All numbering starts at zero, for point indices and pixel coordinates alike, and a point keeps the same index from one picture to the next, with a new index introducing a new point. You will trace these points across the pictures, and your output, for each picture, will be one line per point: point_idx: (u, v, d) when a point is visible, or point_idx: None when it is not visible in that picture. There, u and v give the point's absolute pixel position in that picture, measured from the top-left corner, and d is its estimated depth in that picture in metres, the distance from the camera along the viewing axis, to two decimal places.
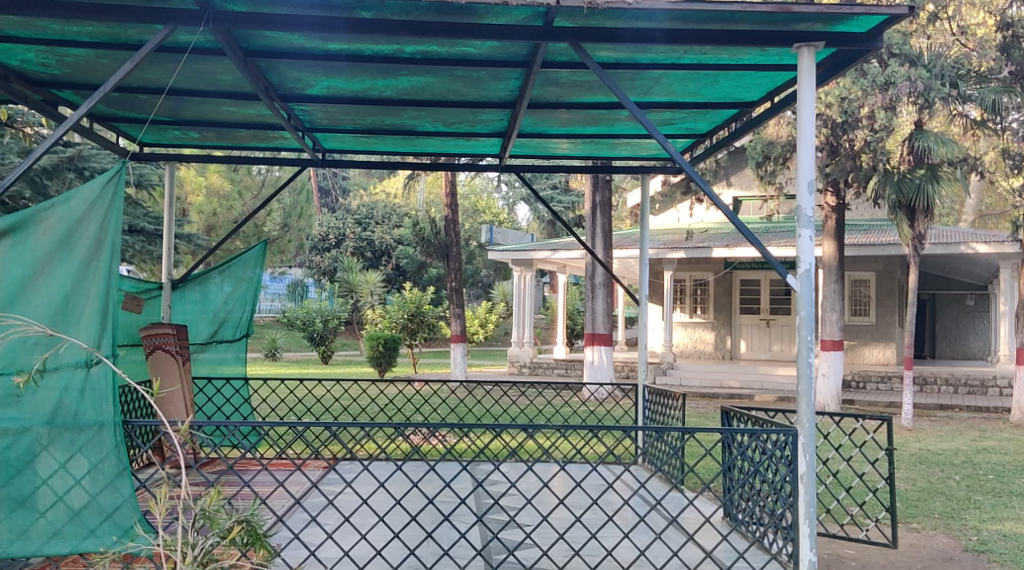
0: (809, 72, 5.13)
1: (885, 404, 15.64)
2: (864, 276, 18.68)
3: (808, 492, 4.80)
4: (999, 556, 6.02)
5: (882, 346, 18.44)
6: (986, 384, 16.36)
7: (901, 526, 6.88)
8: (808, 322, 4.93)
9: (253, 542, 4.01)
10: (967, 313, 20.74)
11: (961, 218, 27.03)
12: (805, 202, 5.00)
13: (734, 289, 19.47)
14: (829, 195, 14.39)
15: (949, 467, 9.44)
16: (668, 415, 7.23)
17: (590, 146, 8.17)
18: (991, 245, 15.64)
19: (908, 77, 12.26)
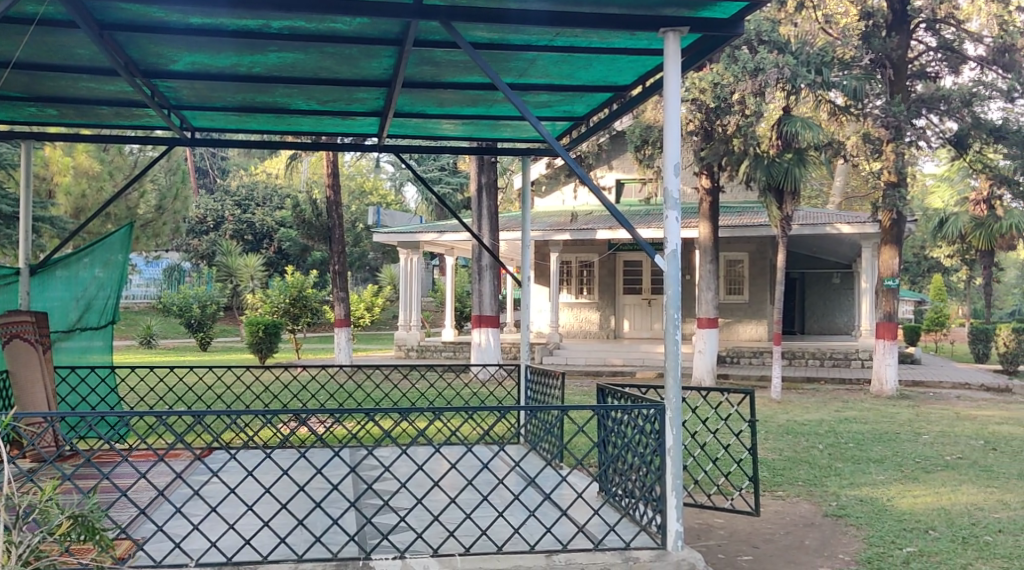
0: (674, 57, 5.22)
1: (757, 378, 16.29)
2: (738, 256, 19.38)
3: (674, 464, 4.97)
4: (856, 520, 6.36)
5: (755, 323, 19.18)
6: (849, 356, 17.28)
7: (767, 494, 7.18)
8: (675, 301, 5.08)
9: (90, 536, 3.87)
10: (833, 290, 21.81)
11: (829, 199, 28.39)
12: (672, 184, 5.11)
13: (617, 270, 19.86)
14: (704, 178, 14.76)
15: (813, 437, 9.91)
16: (549, 395, 7.29)
17: (471, 127, 8.13)
18: (854, 225, 16.48)
19: (777, 63, 12.59)
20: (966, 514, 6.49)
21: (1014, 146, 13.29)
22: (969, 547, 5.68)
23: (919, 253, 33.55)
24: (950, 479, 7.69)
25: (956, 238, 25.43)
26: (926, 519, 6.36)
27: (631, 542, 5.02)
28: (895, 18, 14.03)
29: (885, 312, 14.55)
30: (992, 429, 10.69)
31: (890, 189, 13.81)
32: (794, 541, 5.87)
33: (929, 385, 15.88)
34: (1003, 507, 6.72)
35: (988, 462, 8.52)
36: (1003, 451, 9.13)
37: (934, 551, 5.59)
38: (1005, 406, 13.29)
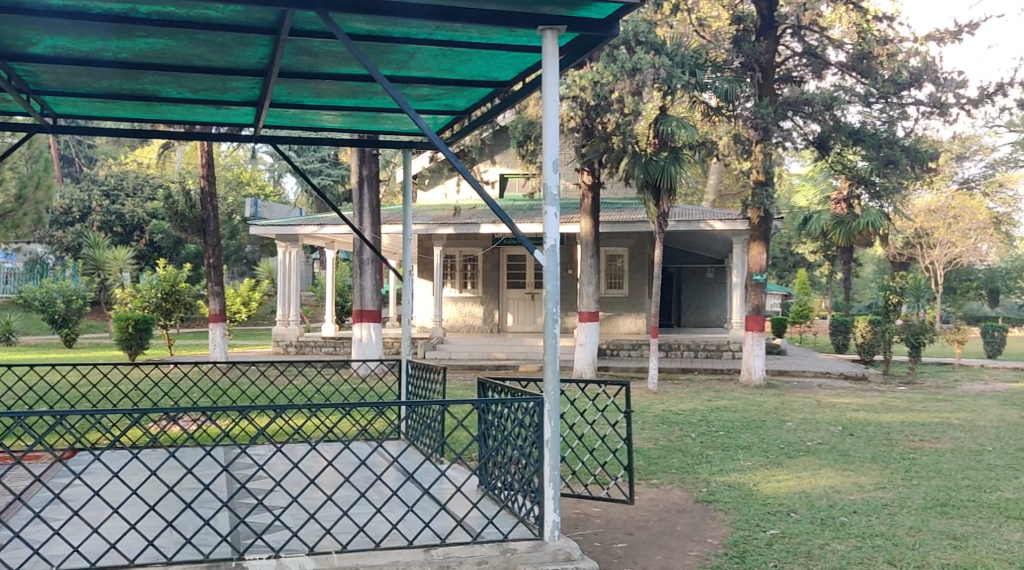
0: (552, 55, 5.31)
1: (636, 370, 16.72)
2: (618, 251, 19.82)
3: (552, 455, 5.04)
4: (724, 505, 6.63)
5: (634, 316, 19.67)
6: (721, 348, 17.95)
7: (642, 482, 7.40)
8: (553, 295, 5.16)
9: None
10: (707, 284, 22.55)
11: (704, 196, 29.40)
12: (549, 180, 5.19)
13: (501, 264, 19.99)
14: (585, 174, 15.03)
15: (687, 426, 10.26)
16: (430, 389, 7.27)
17: (351, 119, 8.02)
18: (726, 222, 17.10)
19: (653, 64, 12.85)
20: (825, 497, 6.86)
21: (871, 149, 14.09)
22: (826, 528, 6.00)
23: (786, 248, 35.09)
24: (811, 464, 8.12)
25: (819, 234, 26.77)
26: (787, 502, 6.69)
27: (509, 533, 5.09)
28: (764, 24, 14.60)
29: (754, 306, 15.17)
30: (850, 415, 11.32)
31: (758, 188, 14.37)
32: (666, 527, 6.08)
33: (794, 374, 16.69)
34: (857, 489, 7.13)
35: (845, 446, 9.02)
36: (859, 436, 9.68)
37: (795, 533, 5.89)
38: (862, 393, 14.09)
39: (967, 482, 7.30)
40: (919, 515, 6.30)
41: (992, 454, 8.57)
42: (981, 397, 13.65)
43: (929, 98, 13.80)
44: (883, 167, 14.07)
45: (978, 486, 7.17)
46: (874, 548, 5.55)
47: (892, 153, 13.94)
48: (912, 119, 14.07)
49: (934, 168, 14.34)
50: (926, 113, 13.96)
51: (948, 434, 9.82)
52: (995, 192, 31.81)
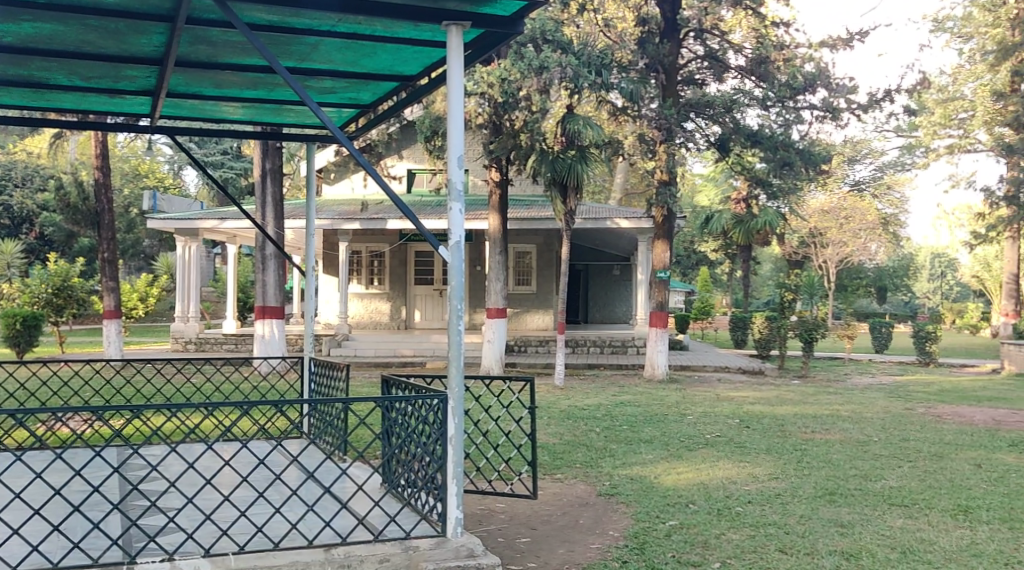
0: (457, 52, 5.28)
1: (543, 365, 16.83)
2: (526, 248, 19.94)
3: (456, 452, 5.05)
4: (626, 498, 6.75)
5: (541, 312, 19.81)
6: (626, 344, 18.30)
7: (546, 477, 7.47)
8: (457, 291, 5.15)
9: None
10: (613, 282, 22.91)
11: (611, 195, 29.85)
12: (454, 176, 5.18)
13: (408, 260, 19.87)
14: (493, 171, 15.05)
15: (591, 421, 10.39)
16: (333, 387, 7.18)
17: (254, 111, 7.84)
18: (631, 221, 17.39)
19: (559, 63, 12.87)
20: (721, 488, 7.06)
21: (768, 151, 14.56)
22: (723, 518, 6.17)
23: (689, 246, 35.90)
24: (709, 455, 8.34)
25: (720, 233, 27.51)
26: (686, 493, 6.86)
27: (411, 531, 5.07)
28: (668, 27, 14.96)
29: (658, 302, 15.46)
30: (747, 409, 11.67)
31: (662, 187, 14.63)
32: (569, 521, 6.15)
33: (695, 368, 17.13)
34: (752, 479, 7.37)
35: (742, 438, 9.31)
36: (755, 428, 9.99)
37: (692, 523, 6.04)
38: (759, 387, 14.54)
39: (855, 471, 7.63)
40: (810, 504, 6.55)
41: (878, 444, 8.96)
42: (869, 390, 14.26)
43: (822, 103, 14.33)
44: (780, 169, 14.61)
45: (864, 475, 7.50)
46: (766, 537, 5.74)
47: (787, 155, 14.46)
48: (806, 123, 14.56)
49: (827, 170, 14.91)
50: (819, 117, 14.50)
51: (838, 426, 10.22)
52: (884, 194, 33.30)
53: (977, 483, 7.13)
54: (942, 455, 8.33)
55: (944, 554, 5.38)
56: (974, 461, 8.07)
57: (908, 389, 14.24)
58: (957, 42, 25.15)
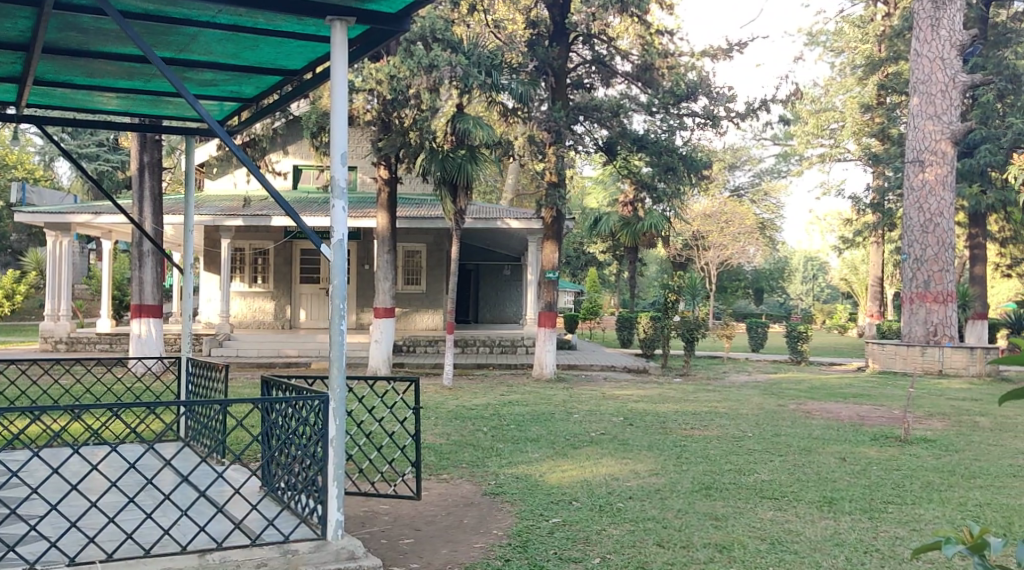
0: (340, 47, 5.20)
1: (431, 366, 16.75)
2: (416, 247, 19.82)
3: (337, 453, 5.00)
4: (510, 496, 6.79)
5: (431, 312, 19.74)
6: (516, 343, 18.42)
7: (431, 478, 7.45)
8: (340, 290, 5.08)
9: None
10: (503, 282, 23.04)
11: (501, 195, 30.02)
12: (337, 173, 5.11)
13: (294, 258, 19.49)
14: (382, 168, 14.92)
15: (478, 420, 10.42)
16: (212, 388, 6.96)
17: (131, 102, 7.54)
18: (521, 221, 17.54)
19: (449, 62, 12.86)
20: (604, 484, 7.20)
21: (653, 155, 14.92)
22: (604, 514, 6.30)
23: (578, 247, 36.46)
24: (593, 453, 8.49)
25: (608, 234, 28.09)
26: (570, 491, 6.97)
27: (290, 534, 4.98)
28: (556, 31, 15.17)
29: (546, 302, 15.58)
30: (631, 406, 11.95)
31: (551, 188, 14.77)
32: (453, 521, 6.15)
33: (582, 367, 17.41)
34: (634, 476, 7.54)
35: (625, 436, 9.51)
36: (637, 426, 10.21)
37: (575, 520, 6.14)
38: (642, 386, 14.89)
39: (729, 467, 7.91)
40: (687, 498, 6.76)
41: (752, 440, 9.32)
42: (746, 387, 14.80)
43: (703, 110, 14.79)
44: (663, 173, 15.01)
45: (738, 470, 7.78)
46: (645, 531, 5.88)
47: (670, 161, 14.86)
48: (688, 130, 14.97)
49: (709, 176, 15.38)
50: (700, 124, 14.95)
51: (716, 422, 10.59)
52: (761, 200, 34.70)
53: (842, 476, 7.51)
54: (810, 450, 8.73)
55: (809, 543, 5.64)
56: (839, 455, 8.49)
57: (781, 386, 14.84)
58: (829, 57, 26.46)
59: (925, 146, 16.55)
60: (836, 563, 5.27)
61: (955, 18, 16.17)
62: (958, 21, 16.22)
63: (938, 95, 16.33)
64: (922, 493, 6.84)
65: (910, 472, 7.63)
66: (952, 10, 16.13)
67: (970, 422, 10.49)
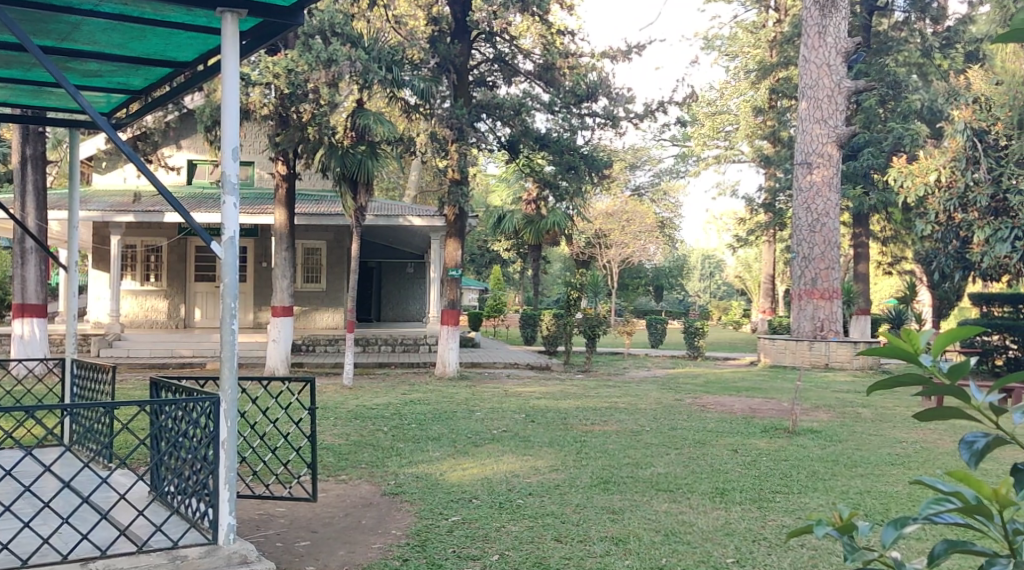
0: (231, 40, 5.06)
1: (331, 365, 16.52)
2: (315, 245, 19.50)
3: (229, 456, 4.89)
4: (410, 496, 6.76)
5: (331, 310, 19.51)
6: (418, 342, 18.36)
7: (329, 479, 7.35)
8: (231, 288, 4.97)
9: None
10: (406, 279, 22.88)
11: (404, 192, 29.80)
12: (228, 168, 4.99)
13: (188, 256, 18.95)
14: (280, 164, 14.60)
15: (378, 420, 10.32)
16: (98, 391, 6.72)
17: (12, 92, 7.20)
18: (423, 218, 17.52)
19: (349, 57, 12.67)
20: (504, 482, 7.22)
21: (555, 154, 15.04)
22: (504, 511, 6.33)
23: (481, 245, 36.44)
24: (495, 450, 8.54)
25: (511, 232, 28.17)
26: (470, 489, 6.97)
27: (179, 539, 4.83)
28: (458, 28, 15.15)
29: (449, 300, 15.53)
30: (532, 404, 12.03)
31: (453, 186, 14.67)
32: (351, 522, 6.08)
33: (485, 365, 17.43)
34: (533, 472, 7.61)
35: (526, 432, 9.58)
36: (539, 422, 10.29)
37: (474, 518, 6.14)
38: (545, 382, 15.01)
39: (627, 460, 8.06)
40: (585, 493, 6.86)
41: (650, 434, 9.51)
42: (645, 383, 15.12)
43: (603, 111, 15.02)
44: (565, 172, 15.18)
45: (635, 463, 7.94)
46: (544, 527, 5.94)
47: (571, 159, 15.03)
48: (589, 130, 15.20)
49: (610, 175, 15.60)
50: (600, 124, 15.18)
51: (615, 417, 10.77)
52: (661, 199, 35.55)
53: (733, 467, 7.75)
54: (705, 442, 8.98)
55: (702, 534, 5.80)
56: (731, 447, 8.75)
57: (679, 382, 15.16)
58: (724, 60, 27.24)
59: (813, 148, 17.19)
60: (727, 553, 5.43)
61: (840, 27, 16.80)
62: (843, 30, 16.84)
63: (825, 99, 16.96)
64: (808, 483, 7.12)
65: (797, 462, 7.92)
66: (837, 19, 16.75)
67: (854, 413, 10.97)
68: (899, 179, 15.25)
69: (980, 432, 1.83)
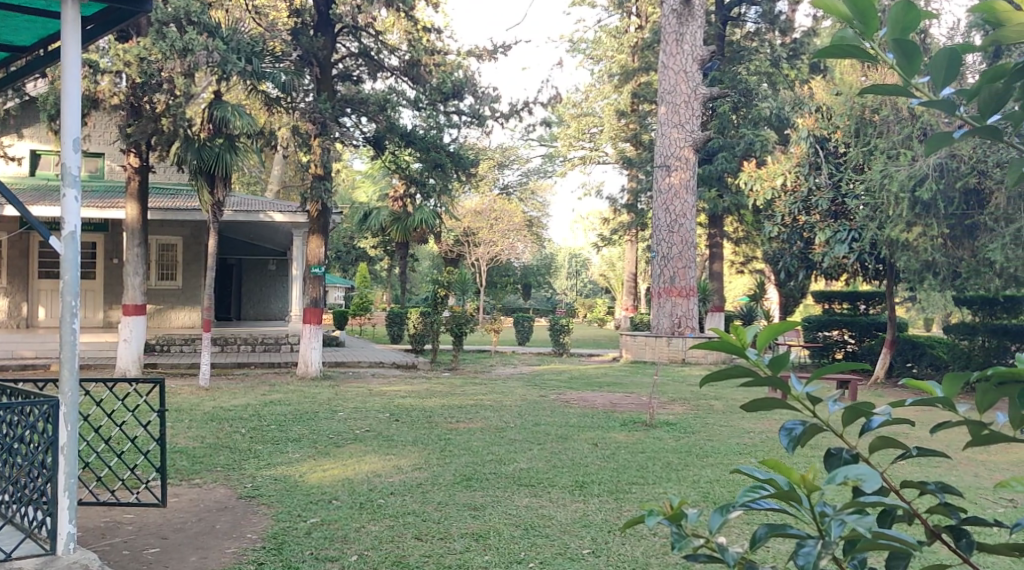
0: (72, 26, 4.79)
1: (187, 366, 15.93)
2: (170, 241, 18.76)
3: (69, 462, 4.64)
4: (267, 499, 6.60)
5: (188, 309, 18.83)
6: (279, 341, 17.96)
7: (182, 483, 7.09)
8: (72, 286, 4.74)
9: None
10: (268, 277, 22.36)
11: (266, 187, 29.04)
12: (69, 159, 4.75)
13: (31, 251, 17.88)
14: (132, 156, 13.95)
15: (236, 422, 10.02)
16: None
17: None
18: (285, 214, 17.13)
19: (205, 47, 12.19)
20: (366, 482, 7.16)
21: (421, 151, 15.02)
22: (363, 511, 6.28)
23: (347, 242, 35.92)
24: (357, 450, 8.45)
25: (377, 230, 27.85)
26: (330, 490, 6.87)
27: (12, 551, 4.56)
28: (321, 20, 14.89)
29: (311, 298, 15.14)
30: (397, 402, 11.97)
31: (316, 181, 14.43)
32: (204, 527, 5.89)
33: (349, 365, 17.22)
34: (396, 471, 7.57)
35: (390, 431, 9.53)
36: (403, 421, 10.27)
37: (334, 519, 6.06)
38: (411, 381, 14.97)
39: (491, 457, 8.13)
40: (447, 490, 6.88)
41: (513, 430, 9.63)
42: (510, 380, 15.28)
43: (469, 109, 15.09)
44: (432, 170, 15.17)
45: (499, 460, 8.02)
46: (404, 526, 5.92)
47: (438, 157, 15.00)
48: (455, 128, 15.23)
49: (477, 174, 15.69)
50: (466, 123, 15.25)
51: (480, 415, 10.82)
52: (529, 199, 36.26)
53: (593, 460, 7.95)
54: (566, 437, 9.17)
55: (560, 527, 5.92)
56: (592, 441, 8.96)
57: (544, 378, 15.40)
58: (589, 63, 27.85)
59: (671, 152, 17.78)
60: (584, 544, 5.57)
61: (696, 35, 17.44)
62: (699, 38, 17.50)
63: (682, 104, 17.55)
64: (662, 473, 7.39)
65: (653, 454, 8.19)
66: (694, 27, 17.38)
67: (706, 406, 11.45)
68: (750, 182, 15.97)
69: (798, 420, 1.95)
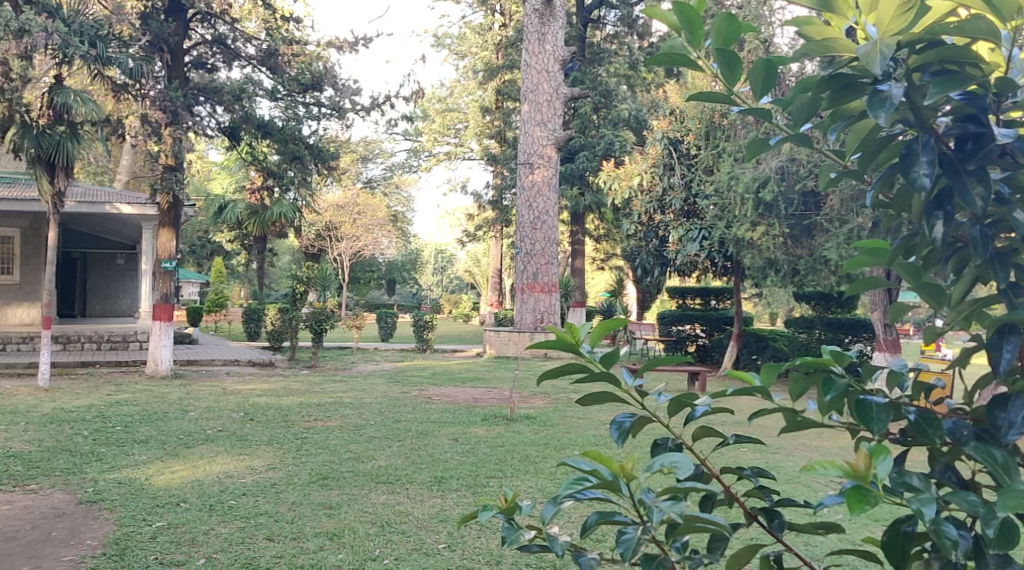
0: None
1: (24, 365, 15.01)
2: (7, 233, 17.62)
3: None
4: (110, 503, 6.31)
5: (26, 305, 17.78)
6: (127, 339, 17.18)
7: (16, 489, 6.70)
8: None
9: None
10: (116, 272, 21.32)
11: (114, 177, 27.62)
12: None
13: None
14: None
15: (79, 424, 9.52)
16: None
17: None
18: (133, 206, 16.40)
19: (45, 28, 11.21)
20: (217, 483, 6.96)
21: (279, 142, 14.72)
22: (213, 513, 6.11)
23: (203, 236, 34.59)
24: (207, 451, 8.18)
25: (234, 223, 26.97)
26: (178, 492, 6.64)
27: None
28: (172, 5, 14.30)
29: (161, 294, 14.57)
30: (252, 401, 11.64)
31: (166, 172, 13.83)
32: (39, 534, 5.59)
33: (203, 363, 16.66)
34: (248, 471, 7.39)
35: (244, 431, 9.27)
36: (258, 420, 10.01)
37: (181, 522, 5.86)
38: (267, 379, 14.62)
39: (348, 455, 8.05)
40: (302, 490, 6.78)
41: (372, 427, 9.55)
42: (371, 376, 15.17)
43: (329, 101, 14.87)
44: (290, 161, 14.90)
45: (356, 458, 7.93)
46: (255, 527, 5.80)
47: (296, 149, 14.81)
48: (315, 120, 14.98)
49: (337, 167, 15.51)
50: (326, 115, 15.02)
51: (338, 412, 10.69)
52: (393, 193, 35.90)
53: (451, 455, 7.99)
54: (425, 433, 9.17)
55: (416, 522, 5.93)
56: (452, 436, 9.00)
57: (405, 374, 15.42)
58: (453, 59, 27.88)
59: (534, 149, 18.03)
60: (439, 539, 5.60)
61: (558, 35, 17.76)
62: (560, 38, 17.83)
63: (544, 103, 17.83)
64: (519, 466, 7.51)
65: (511, 447, 8.31)
66: (555, 27, 17.67)
67: (564, 399, 11.69)
68: (609, 181, 16.38)
69: (627, 413, 2.03)
